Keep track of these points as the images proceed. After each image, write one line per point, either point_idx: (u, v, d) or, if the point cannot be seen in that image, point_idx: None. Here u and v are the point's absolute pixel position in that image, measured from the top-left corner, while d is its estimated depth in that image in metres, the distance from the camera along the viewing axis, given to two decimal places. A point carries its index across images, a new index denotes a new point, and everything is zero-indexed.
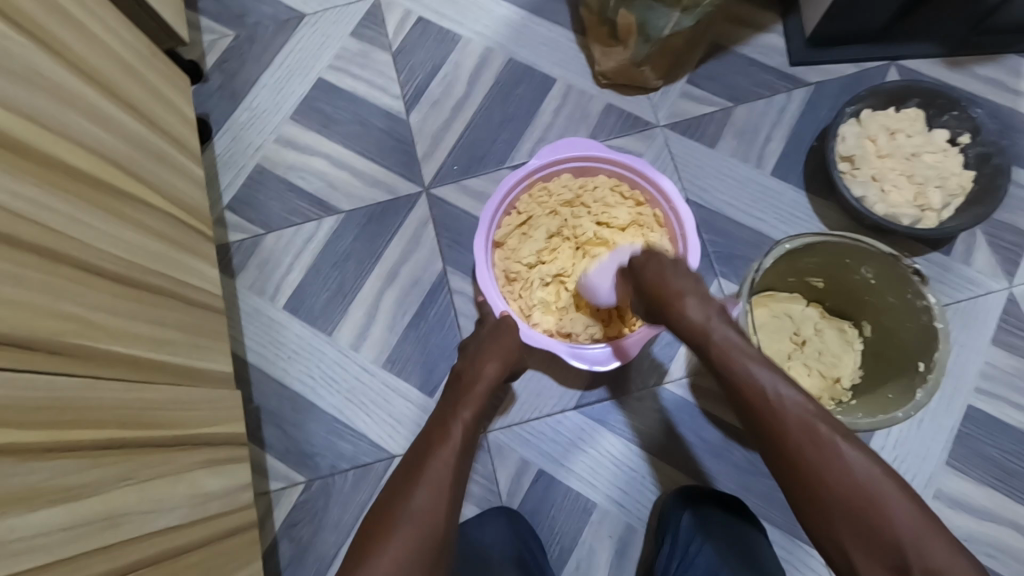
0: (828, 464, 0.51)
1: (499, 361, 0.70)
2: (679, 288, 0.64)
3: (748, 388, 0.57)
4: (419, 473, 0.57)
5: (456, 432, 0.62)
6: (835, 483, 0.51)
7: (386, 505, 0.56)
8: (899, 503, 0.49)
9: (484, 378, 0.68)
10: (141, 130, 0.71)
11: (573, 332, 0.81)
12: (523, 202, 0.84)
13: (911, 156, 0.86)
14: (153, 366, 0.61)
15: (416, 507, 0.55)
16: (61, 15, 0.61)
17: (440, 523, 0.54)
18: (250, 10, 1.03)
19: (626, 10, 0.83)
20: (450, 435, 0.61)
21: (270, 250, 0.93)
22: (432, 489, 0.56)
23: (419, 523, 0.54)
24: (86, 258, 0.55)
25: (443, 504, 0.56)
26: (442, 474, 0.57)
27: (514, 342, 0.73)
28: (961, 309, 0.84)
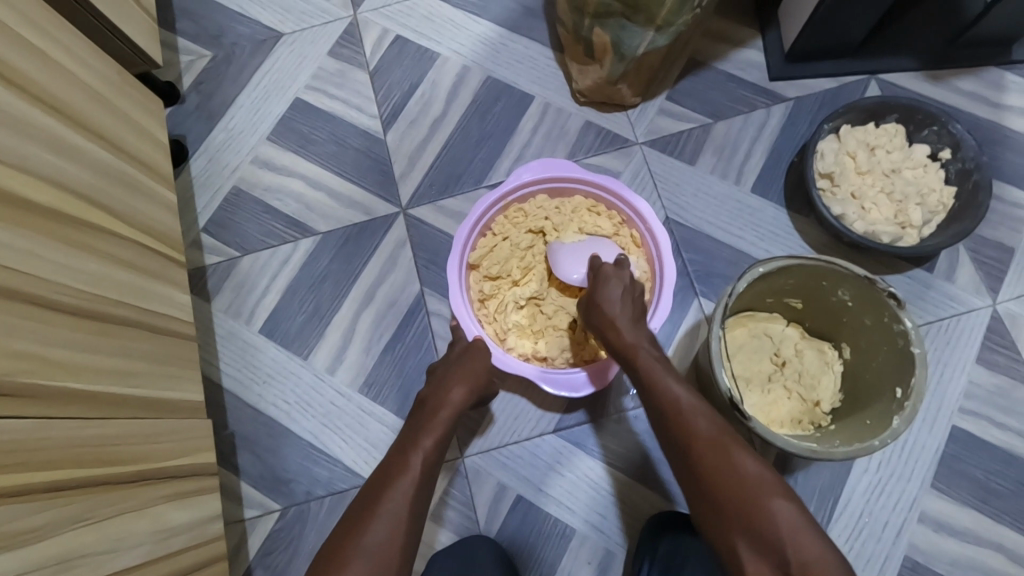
0: (722, 470, 0.54)
1: (465, 386, 0.68)
2: (610, 297, 0.69)
3: (661, 393, 0.61)
4: (376, 506, 0.55)
5: (419, 460, 0.60)
6: (725, 484, 0.53)
7: (338, 541, 0.53)
8: (781, 508, 0.51)
9: (450, 403, 0.66)
10: (108, 157, 0.70)
11: (549, 356, 0.80)
12: (498, 223, 0.83)
13: (891, 172, 0.85)
14: (115, 400, 0.60)
15: (371, 545, 0.52)
16: (21, 45, 0.60)
17: (396, 562, 0.52)
18: (228, 30, 1.03)
19: (600, 28, 0.82)
20: (413, 462, 0.59)
21: (246, 272, 0.93)
22: (389, 527, 0.54)
23: (373, 563, 0.51)
24: (43, 294, 0.54)
25: (400, 541, 0.53)
26: (400, 508, 0.55)
27: (482, 365, 0.71)
28: (945, 327, 0.82)
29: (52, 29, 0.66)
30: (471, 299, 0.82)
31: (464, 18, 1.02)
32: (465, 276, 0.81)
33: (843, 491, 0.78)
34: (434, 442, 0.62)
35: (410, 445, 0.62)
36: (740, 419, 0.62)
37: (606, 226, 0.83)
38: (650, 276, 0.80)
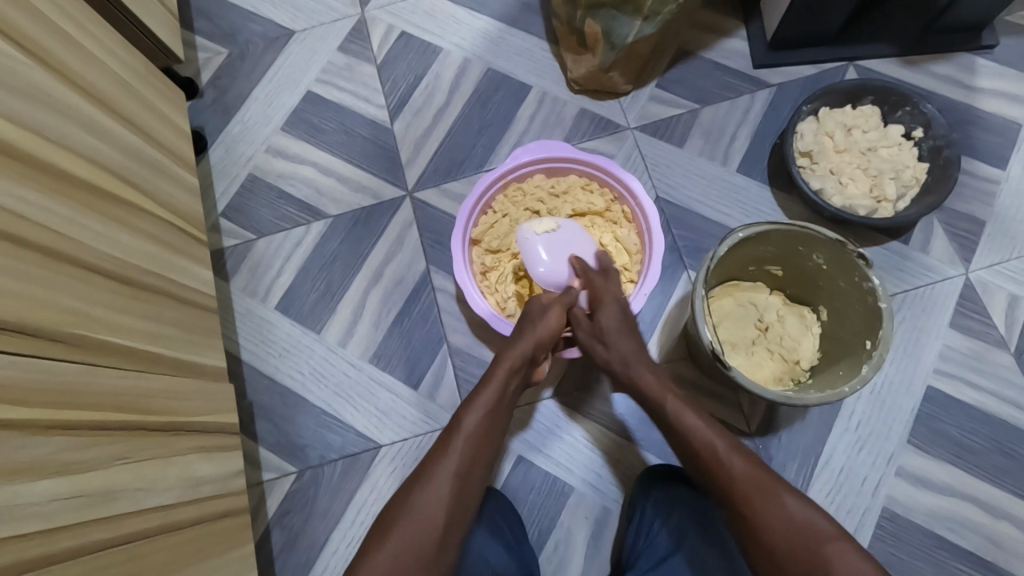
0: (771, 520, 0.59)
1: (532, 343, 0.72)
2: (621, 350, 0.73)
3: (698, 446, 0.65)
4: (426, 469, 0.64)
5: (466, 426, 0.67)
6: (779, 534, 0.58)
7: (397, 498, 0.63)
8: (835, 549, 0.56)
9: (503, 362, 0.71)
10: (137, 141, 0.76)
11: None
12: (498, 201, 0.88)
13: (868, 150, 0.90)
14: (148, 358, 0.66)
15: (421, 503, 0.61)
16: (62, 37, 0.66)
17: (443, 517, 0.61)
18: (242, 29, 1.09)
19: (592, 19, 0.88)
20: (460, 430, 0.66)
21: (262, 253, 0.98)
22: (434, 486, 0.62)
23: (422, 517, 0.60)
24: (84, 258, 0.60)
25: (446, 497, 0.62)
26: (446, 470, 0.63)
27: (550, 325, 0.73)
28: (920, 294, 0.88)
29: (86, 23, 0.72)
30: (473, 272, 0.87)
31: (464, 14, 1.08)
32: (468, 250, 0.87)
33: (825, 449, 0.83)
34: (484, 406, 0.68)
35: (462, 410, 0.69)
36: (723, 370, 0.68)
37: (600, 202, 0.89)
38: (640, 248, 0.86)
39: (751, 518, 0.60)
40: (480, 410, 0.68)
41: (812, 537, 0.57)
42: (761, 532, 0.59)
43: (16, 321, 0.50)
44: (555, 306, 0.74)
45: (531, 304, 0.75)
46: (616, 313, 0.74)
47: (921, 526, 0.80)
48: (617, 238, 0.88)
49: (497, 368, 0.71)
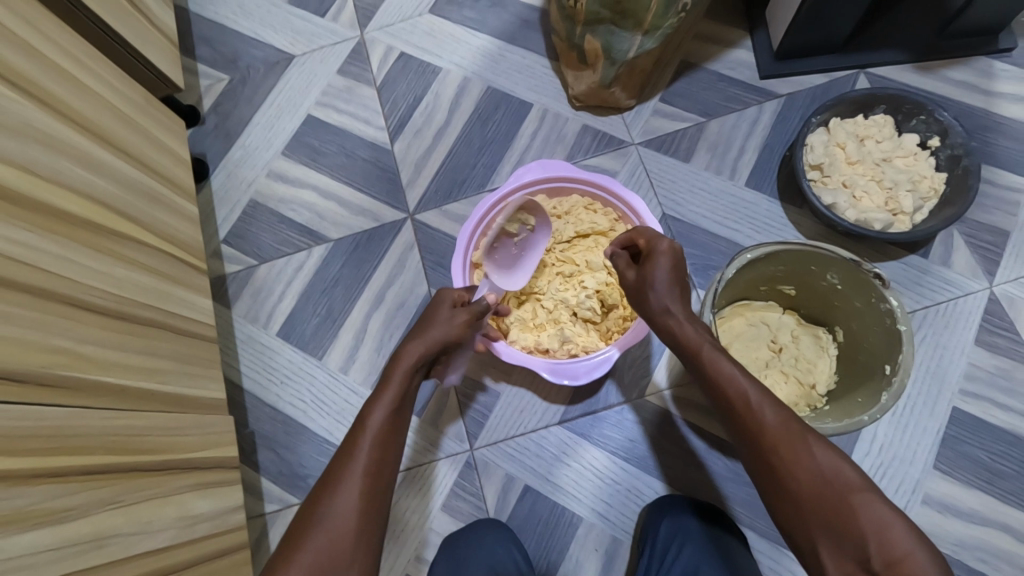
0: (798, 471, 0.53)
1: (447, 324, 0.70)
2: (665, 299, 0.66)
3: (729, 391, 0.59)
4: (336, 474, 0.57)
5: (373, 427, 0.61)
6: (807, 486, 0.53)
7: (303, 510, 0.55)
8: (869, 501, 0.50)
9: (402, 366, 0.66)
10: (135, 173, 0.76)
11: (550, 348, 0.82)
12: None
13: (881, 161, 0.87)
14: (143, 394, 0.65)
15: (336, 511, 0.54)
16: (56, 73, 0.66)
17: (357, 524, 0.54)
18: (242, 53, 1.10)
19: (591, 34, 0.87)
20: (367, 430, 0.60)
21: (263, 280, 0.98)
22: (346, 496, 0.55)
23: (335, 530, 0.53)
24: (78, 296, 0.60)
25: (358, 506, 0.55)
26: (356, 474, 0.56)
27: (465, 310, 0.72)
28: (942, 310, 0.84)
29: (83, 57, 0.72)
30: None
31: (464, 32, 1.07)
32: (468, 273, 0.84)
33: None
34: (388, 409, 0.62)
35: (366, 417, 0.62)
36: None
37: (604, 223, 0.86)
38: None
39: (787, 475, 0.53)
40: (386, 412, 0.62)
41: (848, 491, 0.51)
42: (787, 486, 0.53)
43: (4, 365, 0.49)
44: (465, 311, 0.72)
45: (437, 307, 0.73)
46: (654, 269, 0.68)
47: (951, 557, 0.76)
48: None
49: (403, 373, 0.66)
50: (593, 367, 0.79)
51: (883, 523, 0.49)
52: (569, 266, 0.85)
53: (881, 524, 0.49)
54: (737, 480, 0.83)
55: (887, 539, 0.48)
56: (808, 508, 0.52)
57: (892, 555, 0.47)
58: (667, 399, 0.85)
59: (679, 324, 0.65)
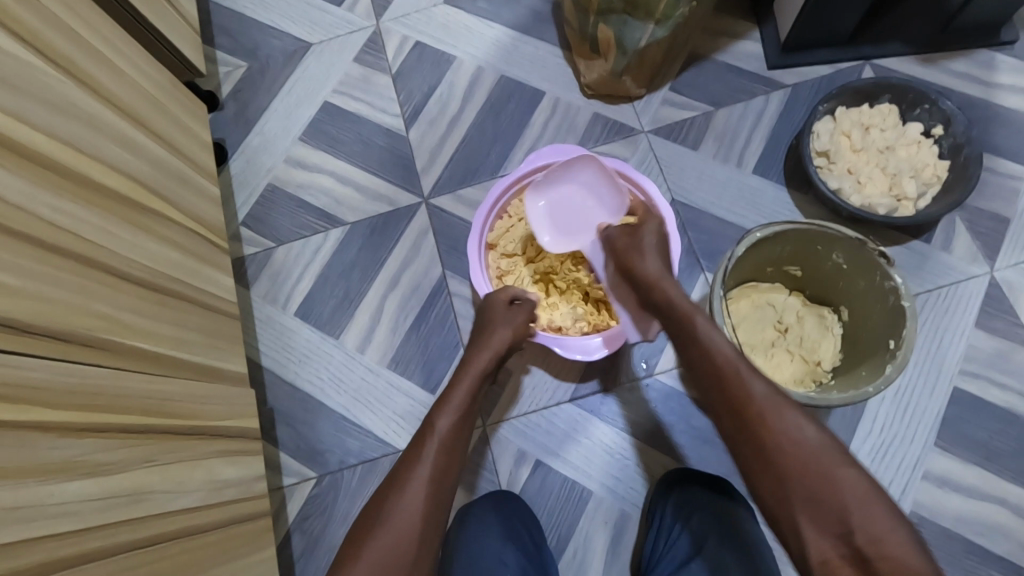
0: (823, 481, 0.54)
1: (506, 329, 0.78)
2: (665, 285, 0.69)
3: (719, 361, 0.63)
4: (400, 478, 0.62)
5: (437, 434, 0.67)
6: (825, 496, 0.53)
7: (371, 508, 0.61)
8: (849, 475, 0.54)
9: (466, 373, 0.73)
10: (164, 153, 0.79)
11: (563, 326, 0.86)
12: (513, 206, 0.90)
13: (885, 149, 0.90)
14: (175, 362, 0.68)
15: (397, 512, 0.59)
16: (95, 53, 0.69)
17: (420, 525, 0.59)
18: (261, 44, 1.15)
19: (603, 24, 0.89)
20: (432, 437, 0.66)
21: (282, 261, 1.00)
22: (414, 494, 0.61)
23: (402, 526, 0.58)
24: (115, 265, 0.62)
25: (426, 504, 0.60)
26: (422, 477, 0.62)
27: (526, 318, 0.80)
28: (943, 294, 0.86)
29: (117, 38, 0.75)
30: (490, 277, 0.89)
31: (478, 24, 1.11)
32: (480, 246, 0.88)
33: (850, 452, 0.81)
34: (452, 415, 0.69)
35: (430, 424, 0.68)
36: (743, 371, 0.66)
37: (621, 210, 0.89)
38: None
39: (800, 485, 0.55)
40: (449, 420, 0.68)
41: (865, 506, 0.52)
42: (773, 458, 0.57)
43: (50, 325, 0.52)
44: (520, 309, 0.80)
45: (495, 309, 0.80)
46: (650, 248, 0.77)
47: (951, 531, 0.78)
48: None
49: (462, 380, 0.73)
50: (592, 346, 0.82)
51: (863, 494, 0.53)
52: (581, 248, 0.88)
53: (894, 540, 0.50)
54: None
55: (895, 556, 0.49)
56: (830, 515, 0.53)
57: (872, 528, 0.51)
58: (676, 378, 0.87)
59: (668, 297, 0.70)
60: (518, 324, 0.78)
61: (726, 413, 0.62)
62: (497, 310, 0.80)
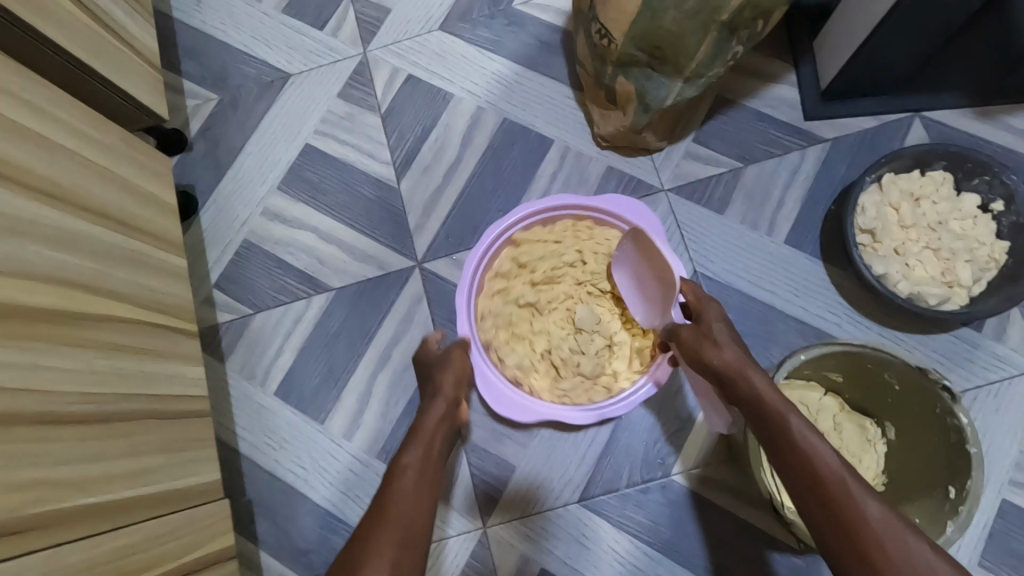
0: None
1: (454, 375, 0.70)
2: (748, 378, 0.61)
3: (822, 471, 0.55)
4: (366, 541, 0.53)
5: (407, 472, 0.60)
6: None
7: None
8: None
9: (426, 420, 0.66)
10: (113, 238, 0.68)
11: (530, 380, 0.81)
12: (527, 239, 0.84)
13: (937, 225, 0.79)
14: (128, 503, 0.59)
15: None
16: (21, 137, 0.58)
17: None
18: (233, 72, 1.01)
19: (624, 77, 0.77)
20: (403, 474, 0.59)
21: (259, 331, 0.90)
22: (386, 552, 0.52)
23: None
24: (47, 409, 0.53)
25: (400, 564, 0.52)
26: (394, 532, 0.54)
27: (466, 363, 0.73)
28: (994, 391, 0.78)
29: (49, 108, 0.63)
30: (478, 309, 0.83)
31: (477, 55, 0.97)
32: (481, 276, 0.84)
33: None
34: (420, 452, 0.61)
35: (397, 464, 0.61)
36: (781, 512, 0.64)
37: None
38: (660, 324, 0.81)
39: None
40: (418, 453, 0.62)
41: None
42: None
43: None
44: (454, 354, 0.73)
45: (443, 364, 0.72)
46: (723, 328, 0.66)
47: None
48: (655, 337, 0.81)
49: (418, 427, 0.65)
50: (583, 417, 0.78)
51: None
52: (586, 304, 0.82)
53: None
54: (769, 565, 0.78)
55: None
56: None
57: None
58: (694, 480, 0.80)
59: (753, 387, 0.61)
60: (458, 362, 0.71)
61: (833, 536, 0.52)
62: (445, 364, 0.72)
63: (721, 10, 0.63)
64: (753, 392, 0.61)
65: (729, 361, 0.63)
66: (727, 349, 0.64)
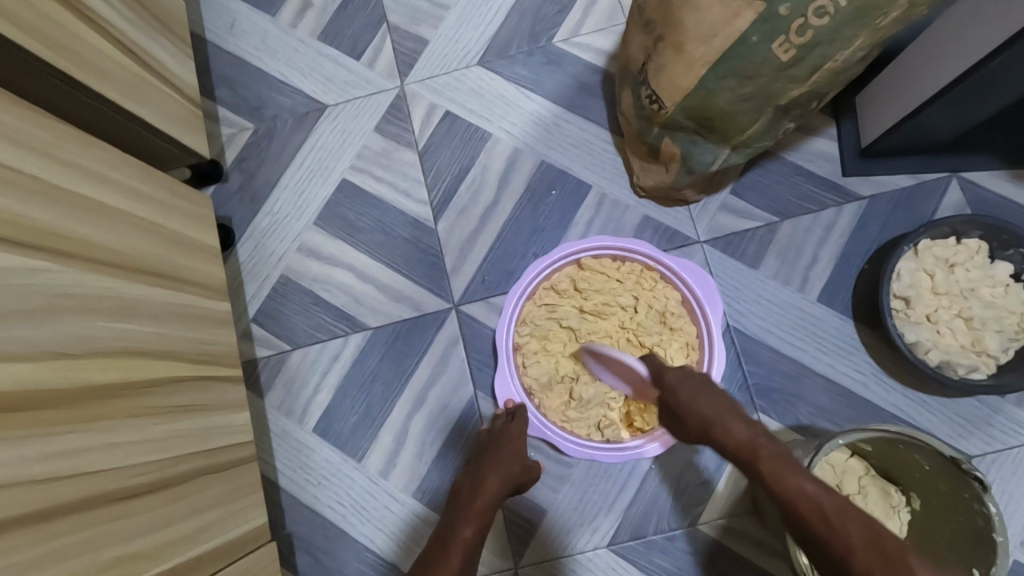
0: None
1: (519, 459, 0.76)
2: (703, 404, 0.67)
3: (778, 475, 0.60)
4: None
5: (458, 550, 0.69)
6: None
7: None
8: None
9: (481, 493, 0.73)
10: (169, 296, 0.69)
11: (550, 402, 0.82)
12: (588, 269, 0.83)
13: (968, 292, 0.81)
14: (192, 564, 0.62)
15: None
16: (87, 209, 0.59)
17: None
18: (267, 100, 1.00)
19: (669, 140, 0.77)
20: (455, 551, 0.69)
21: (297, 367, 0.92)
22: None
23: None
24: (120, 485, 0.55)
25: None
26: None
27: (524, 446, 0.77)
28: (1012, 456, 0.81)
29: (107, 172, 0.64)
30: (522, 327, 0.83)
31: (516, 93, 0.97)
32: (527, 299, 0.83)
33: None
34: (472, 532, 0.70)
35: (452, 533, 0.71)
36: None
37: (683, 366, 0.81)
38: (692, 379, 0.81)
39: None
40: (470, 532, 0.70)
41: None
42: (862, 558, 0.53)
43: None
44: (513, 426, 0.78)
45: (506, 436, 0.77)
46: (715, 393, 0.67)
47: None
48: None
49: (475, 500, 0.72)
50: (582, 451, 0.79)
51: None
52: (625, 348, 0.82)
53: None
54: None
55: None
56: None
57: None
58: (719, 529, 0.83)
59: (768, 461, 0.61)
60: (520, 442, 0.77)
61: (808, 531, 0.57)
62: (509, 438, 0.77)
63: (779, 97, 0.64)
64: (767, 466, 0.61)
65: (741, 438, 0.63)
66: (735, 422, 0.65)
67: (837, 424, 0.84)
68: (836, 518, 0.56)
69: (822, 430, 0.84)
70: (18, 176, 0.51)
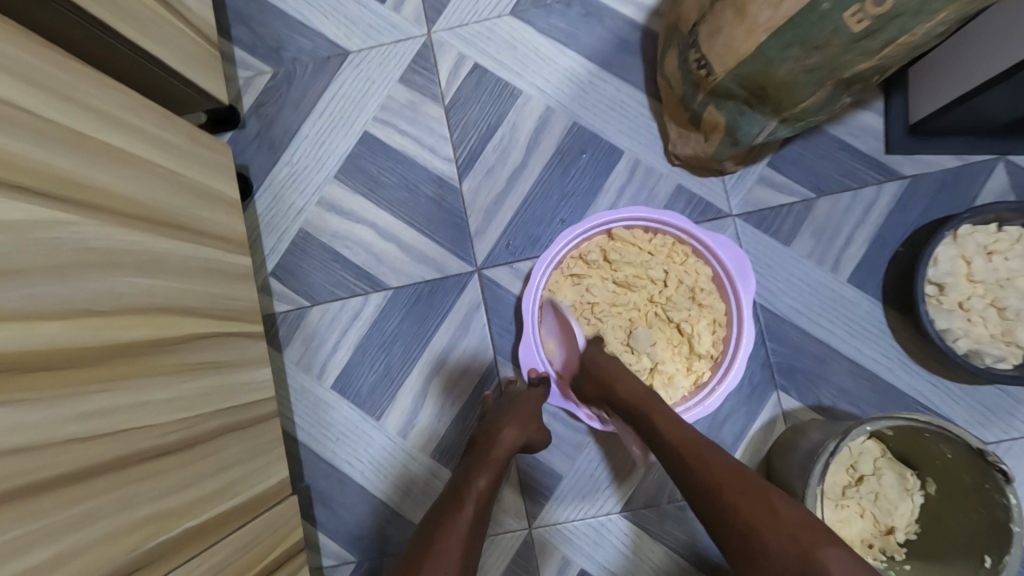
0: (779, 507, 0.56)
1: (535, 418, 0.76)
2: (609, 364, 0.74)
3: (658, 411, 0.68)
4: (434, 548, 0.61)
5: (474, 498, 0.66)
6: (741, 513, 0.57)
7: None
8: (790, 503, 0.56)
9: (500, 445, 0.71)
10: (190, 250, 0.67)
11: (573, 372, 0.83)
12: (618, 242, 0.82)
13: (1004, 280, 0.80)
14: (219, 519, 0.62)
15: None
16: (109, 157, 0.56)
17: None
18: (287, 42, 0.94)
19: (715, 107, 0.73)
20: (471, 499, 0.66)
21: (316, 325, 0.91)
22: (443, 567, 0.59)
23: None
24: (150, 444, 0.55)
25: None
26: (456, 546, 0.61)
27: (538, 409, 0.76)
28: None
29: (126, 118, 0.60)
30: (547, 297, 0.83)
31: (550, 48, 0.92)
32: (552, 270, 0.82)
33: None
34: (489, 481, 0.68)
35: (467, 482, 0.68)
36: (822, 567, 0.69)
37: (709, 342, 0.81)
38: (719, 355, 0.81)
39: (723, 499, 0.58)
40: (486, 481, 0.68)
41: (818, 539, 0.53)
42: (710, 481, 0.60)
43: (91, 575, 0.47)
44: (533, 390, 0.78)
45: (526, 398, 0.77)
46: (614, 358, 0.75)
47: None
48: (696, 382, 0.82)
49: (491, 452, 0.71)
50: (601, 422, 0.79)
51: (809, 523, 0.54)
52: (651, 322, 0.82)
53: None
54: None
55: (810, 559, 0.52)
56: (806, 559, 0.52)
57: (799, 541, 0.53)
58: None
59: (656, 408, 0.68)
60: (531, 402, 0.76)
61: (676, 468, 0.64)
62: (528, 399, 0.77)
63: (844, 70, 0.61)
64: (656, 412, 0.68)
65: (636, 390, 0.71)
66: (630, 379, 0.72)
67: (858, 406, 0.84)
68: (701, 457, 0.62)
69: (842, 411, 0.84)
70: (37, 121, 0.48)
